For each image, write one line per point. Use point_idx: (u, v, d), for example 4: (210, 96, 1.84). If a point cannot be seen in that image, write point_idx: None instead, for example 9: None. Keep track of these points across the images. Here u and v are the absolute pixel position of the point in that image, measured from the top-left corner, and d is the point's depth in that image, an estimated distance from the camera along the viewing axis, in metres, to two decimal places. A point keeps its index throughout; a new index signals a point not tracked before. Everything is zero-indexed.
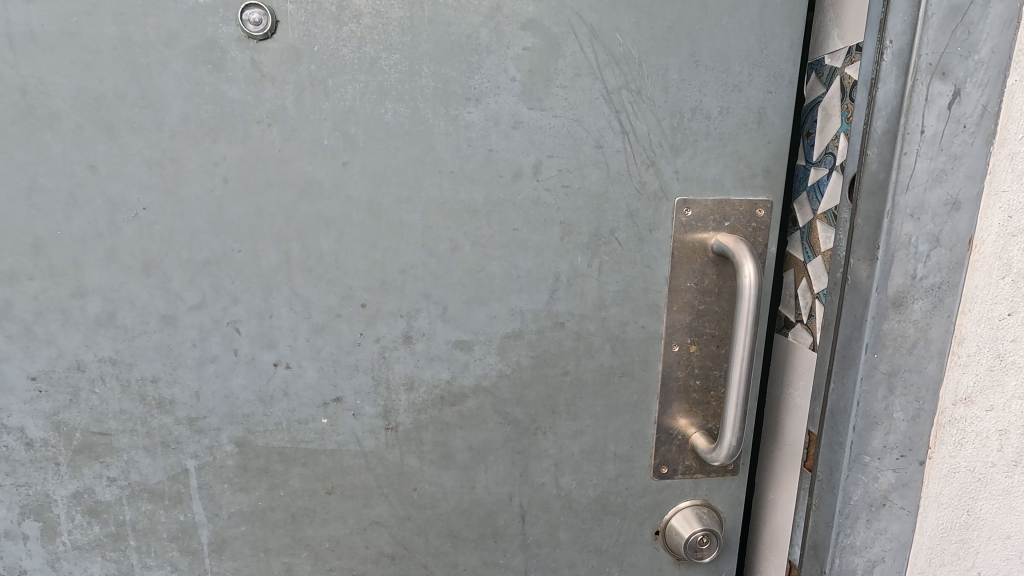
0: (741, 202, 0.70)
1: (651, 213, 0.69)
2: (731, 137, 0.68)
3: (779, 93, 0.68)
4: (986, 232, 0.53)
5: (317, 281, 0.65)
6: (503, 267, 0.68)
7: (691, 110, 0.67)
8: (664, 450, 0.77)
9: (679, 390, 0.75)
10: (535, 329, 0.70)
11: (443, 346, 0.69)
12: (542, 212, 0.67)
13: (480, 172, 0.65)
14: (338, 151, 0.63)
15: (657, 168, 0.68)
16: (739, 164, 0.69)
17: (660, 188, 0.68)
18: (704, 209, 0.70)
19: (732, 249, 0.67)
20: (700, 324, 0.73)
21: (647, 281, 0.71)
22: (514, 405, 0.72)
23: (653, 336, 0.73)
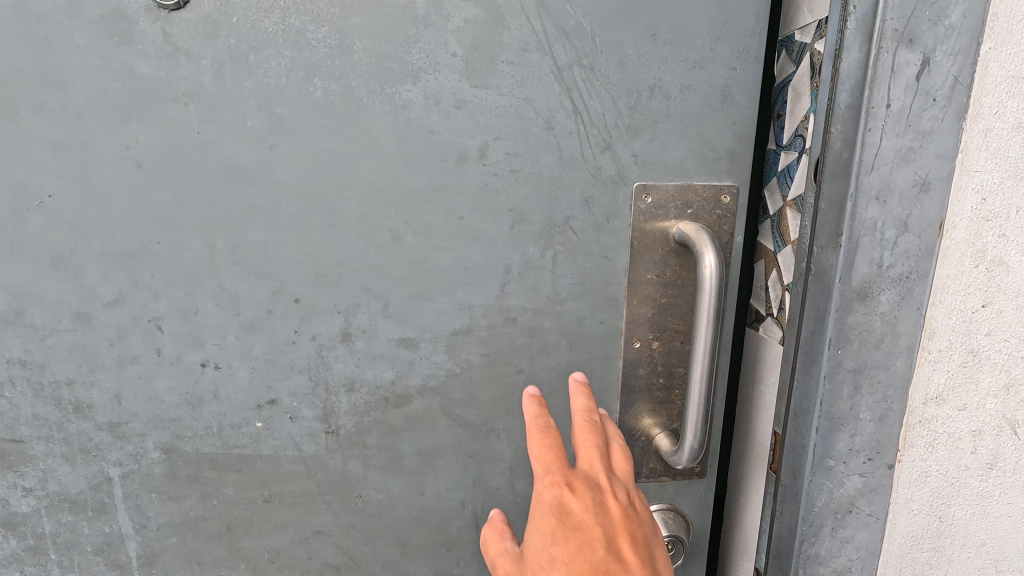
0: (704, 187, 0.66)
1: (608, 201, 0.64)
2: (692, 118, 0.64)
3: (745, 70, 0.63)
4: (957, 216, 0.49)
5: (246, 274, 0.61)
6: (449, 258, 0.63)
7: (649, 88, 0.62)
8: (627, 452, 0.72)
9: (642, 389, 0.71)
10: (485, 325, 0.66)
11: (385, 343, 0.65)
12: (490, 199, 0.62)
13: (421, 155, 0.60)
14: (264, 133, 0.58)
15: (613, 151, 0.63)
16: (702, 147, 0.65)
17: (617, 173, 0.64)
18: (665, 195, 0.65)
19: (693, 238, 0.62)
20: (663, 318, 0.69)
21: (605, 272, 0.66)
22: (465, 406, 0.68)
23: (613, 331, 0.68)
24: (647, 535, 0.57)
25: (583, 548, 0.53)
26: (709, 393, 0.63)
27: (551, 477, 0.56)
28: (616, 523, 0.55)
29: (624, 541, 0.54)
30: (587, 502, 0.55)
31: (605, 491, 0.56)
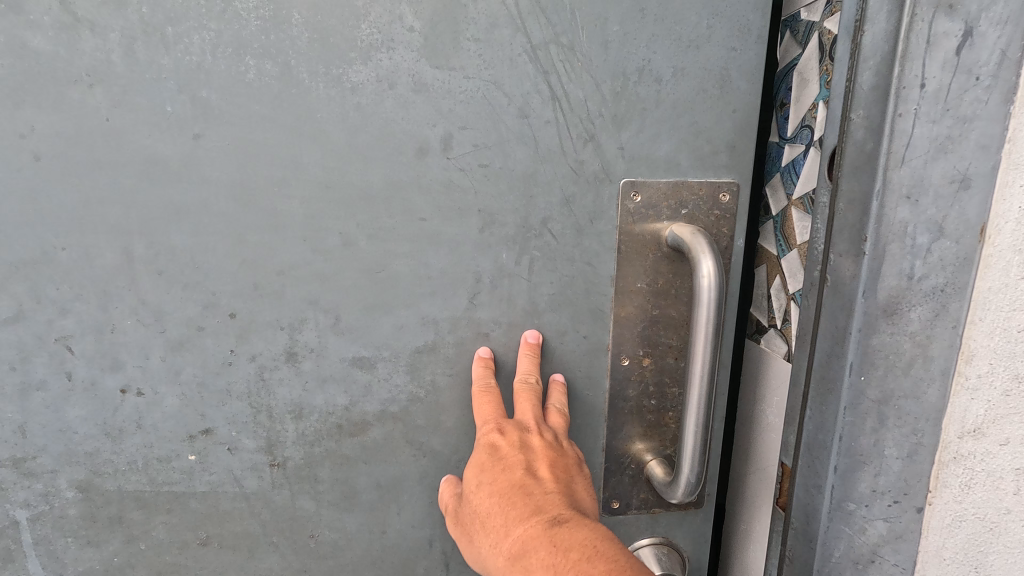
0: (701, 184, 0.58)
1: (592, 200, 0.56)
2: (687, 106, 0.56)
3: (745, 51, 0.55)
4: (1004, 216, 0.41)
5: (170, 286, 0.52)
6: (409, 266, 0.55)
7: (637, 71, 0.54)
8: (615, 483, 0.65)
9: (632, 412, 0.63)
10: (452, 342, 0.58)
11: (337, 364, 0.56)
12: (456, 198, 0.54)
13: (374, 147, 0.52)
14: (187, 121, 0.49)
15: (597, 144, 0.55)
16: (699, 138, 0.57)
17: (601, 169, 0.56)
18: (657, 193, 0.57)
19: (687, 242, 0.55)
20: (655, 334, 0.61)
21: (589, 281, 0.59)
22: (431, 433, 0.60)
23: (599, 347, 0.61)
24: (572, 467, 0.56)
25: (503, 471, 0.54)
26: (707, 421, 0.55)
27: (485, 421, 0.56)
28: (538, 452, 0.55)
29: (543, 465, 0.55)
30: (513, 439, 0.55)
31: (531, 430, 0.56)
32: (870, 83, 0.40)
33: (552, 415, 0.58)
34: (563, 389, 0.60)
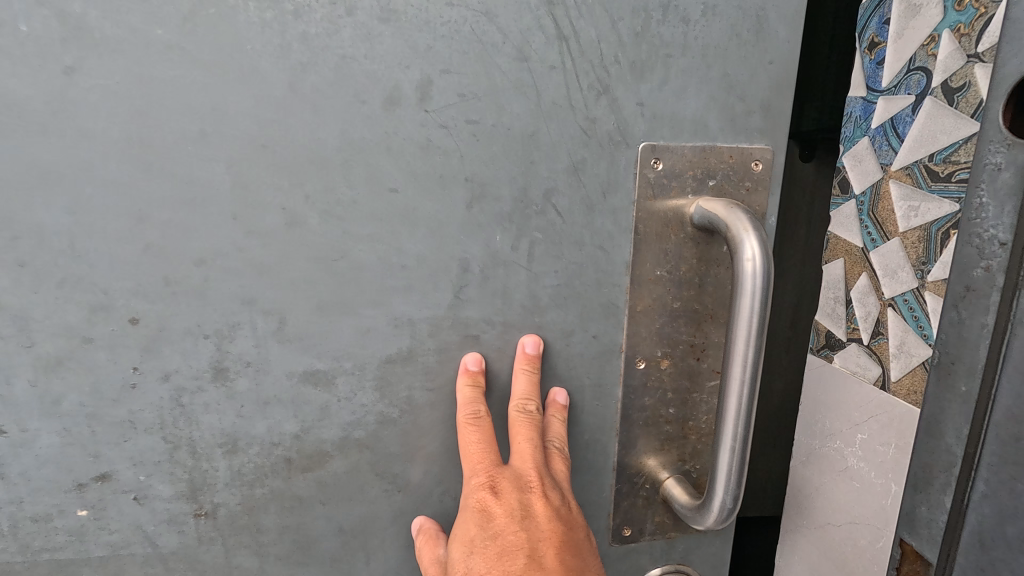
0: (731, 150, 0.48)
1: (605, 168, 0.46)
2: (718, 53, 0.46)
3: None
4: None
5: (41, 282, 0.38)
6: (376, 252, 0.43)
7: (661, 8, 0.44)
8: (627, 507, 0.55)
9: (647, 424, 0.53)
10: (432, 348, 0.46)
11: (283, 381, 0.43)
12: (435, 164, 0.42)
13: (326, 94, 0.39)
14: (54, 48, 0.35)
15: (612, 99, 0.44)
16: (729, 95, 0.47)
17: (616, 129, 0.45)
18: (681, 160, 0.47)
19: (722, 218, 0.45)
20: (676, 330, 0.51)
21: (600, 269, 0.48)
22: (406, 462, 0.48)
23: (610, 349, 0.50)
24: (575, 530, 0.47)
25: (502, 555, 0.46)
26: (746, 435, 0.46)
27: (475, 479, 0.46)
28: (542, 524, 0.46)
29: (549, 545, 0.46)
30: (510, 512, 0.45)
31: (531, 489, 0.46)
32: None
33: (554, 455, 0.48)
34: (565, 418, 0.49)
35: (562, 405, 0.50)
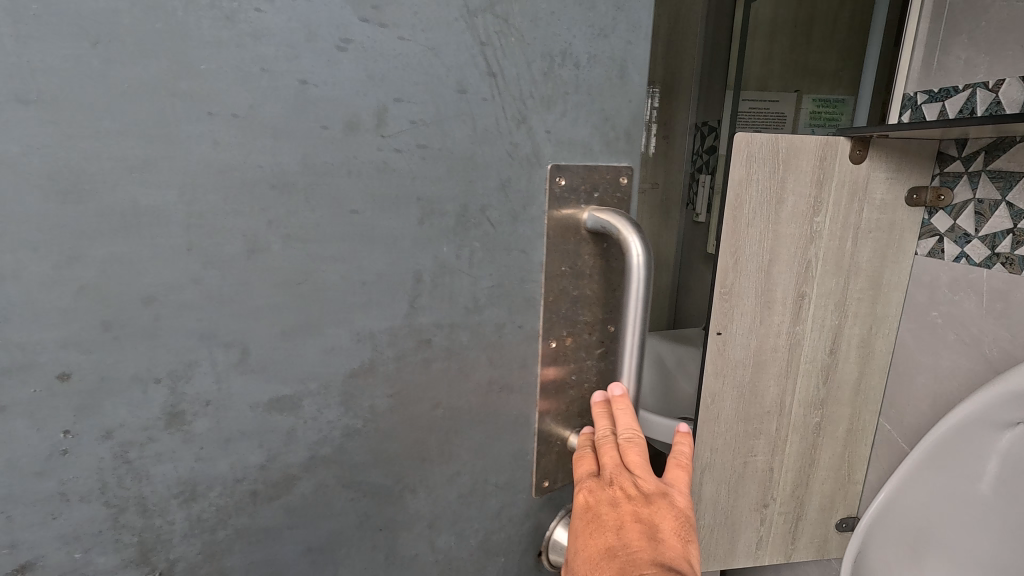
0: (606, 170, 0.55)
1: (527, 182, 0.51)
2: (597, 92, 0.52)
3: (637, 44, 0.53)
4: None
5: None
6: (339, 270, 0.43)
7: (560, 53, 0.49)
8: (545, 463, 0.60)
9: (553, 393, 0.57)
10: (392, 357, 0.47)
11: (245, 412, 0.42)
12: (391, 182, 0.44)
13: (286, 114, 0.38)
14: None
15: (529, 126, 0.49)
16: (604, 124, 0.53)
17: (533, 152, 0.50)
18: (576, 176, 0.53)
19: (613, 222, 0.50)
20: (577, 312, 0.57)
21: (522, 269, 0.52)
22: (370, 469, 0.49)
23: (530, 340, 0.55)
24: (656, 513, 0.50)
25: (596, 531, 0.49)
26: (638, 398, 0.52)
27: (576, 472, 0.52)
28: (624, 503, 0.49)
29: (630, 520, 0.49)
30: (599, 490, 0.50)
31: (614, 478, 0.50)
32: None
33: (631, 445, 0.50)
34: (632, 409, 0.51)
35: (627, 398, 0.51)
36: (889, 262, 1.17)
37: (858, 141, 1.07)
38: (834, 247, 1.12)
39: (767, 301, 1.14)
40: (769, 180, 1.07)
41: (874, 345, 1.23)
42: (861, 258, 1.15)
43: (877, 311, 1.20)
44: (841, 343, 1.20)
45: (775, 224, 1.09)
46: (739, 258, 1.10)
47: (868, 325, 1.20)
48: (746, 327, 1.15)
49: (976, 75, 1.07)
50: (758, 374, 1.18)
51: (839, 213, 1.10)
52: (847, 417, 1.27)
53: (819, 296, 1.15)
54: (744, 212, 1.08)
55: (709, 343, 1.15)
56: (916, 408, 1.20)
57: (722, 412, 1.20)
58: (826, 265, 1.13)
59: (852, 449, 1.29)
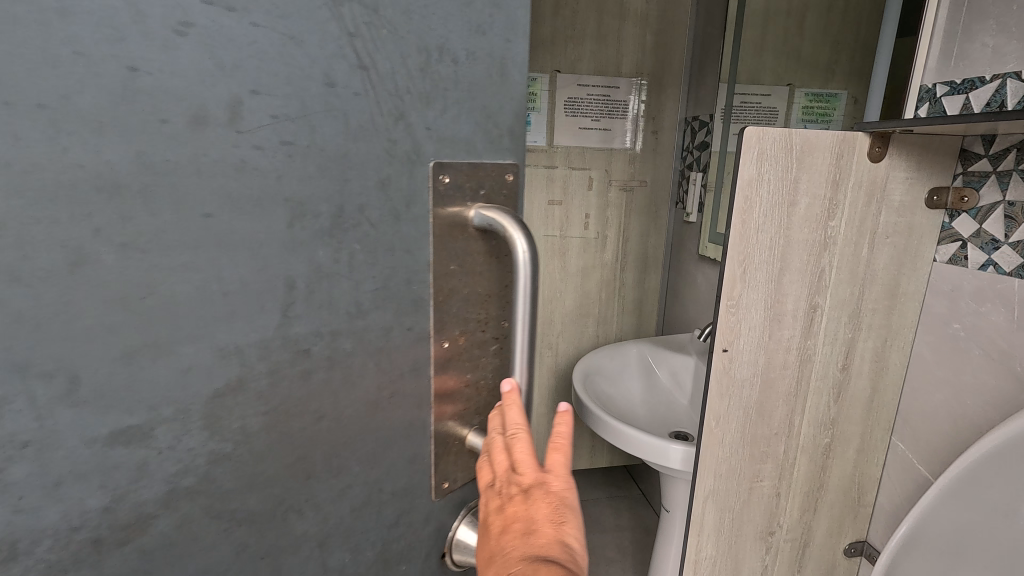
0: (492, 167, 0.52)
1: (410, 178, 0.45)
2: (478, 88, 0.48)
3: (517, 48, 0.50)
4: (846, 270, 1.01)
5: None
6: (191, 283, 0.35)
7: (438, 50, 0.44)
8: (444, 466, 0.55)
9: (449, 395, 0.54)
10: (263, 376, 0.40)
11: (63, 464, 0.32)
12: (253, 180, 0.36)
13: (105, 96, 0.30)
14: None
15: (410, 124, 0.44)
16: (488, 123, 0.50)
17: (414, 149, 0.45)
18: (461, 174, 0.49)
19: (497, 220, 0.49)
20: (468, 312, 0.53)
21: (407, 269, 0.47)
22: (240, 504, 0.41)
23: (422, 343, 0.50)
24: (545, 501, 0.43)
25: (485, 531, 0.45)
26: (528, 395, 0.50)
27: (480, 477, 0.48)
28: (513, 493, 0.44)
29: (519, 510, 0.43)
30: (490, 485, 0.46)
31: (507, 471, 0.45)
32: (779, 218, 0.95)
33: (518, 441, 0.47)
34: (520, 406, 0.48)
35: (516, 393, 0.48)
36: (906, 272, 1.05)
37: (877, 138, 0.96)
38: (849, 254, 1.01)
39: (776, 317, 1.03)
40: (784, 178, 0.95)
41: (888, 361, 1.11)
42: (877, 264, 1.03)
43: (892, 322, 1.08)
44: (853, 357, 1.08)
45: (786, 230, 0.98)
46: (747, 267, 0.99)
47: (883, 335, 1.08)
48: (755, 342, 1.03)
49: (1004, 64, 0.80)
50: (766, 395, 1.07)
51: (856, 213, 0.99)
52: (858, 434, 1.15)
53: (831, 309, 1.04)
54: (754, 214, 0.97)
55: (715, 363, 1.03)
56: (939, 426, 1.05)
57: (730, 427, 1.07)
58: (841, 272, 1.02)
59: (865, 459, 1.17)
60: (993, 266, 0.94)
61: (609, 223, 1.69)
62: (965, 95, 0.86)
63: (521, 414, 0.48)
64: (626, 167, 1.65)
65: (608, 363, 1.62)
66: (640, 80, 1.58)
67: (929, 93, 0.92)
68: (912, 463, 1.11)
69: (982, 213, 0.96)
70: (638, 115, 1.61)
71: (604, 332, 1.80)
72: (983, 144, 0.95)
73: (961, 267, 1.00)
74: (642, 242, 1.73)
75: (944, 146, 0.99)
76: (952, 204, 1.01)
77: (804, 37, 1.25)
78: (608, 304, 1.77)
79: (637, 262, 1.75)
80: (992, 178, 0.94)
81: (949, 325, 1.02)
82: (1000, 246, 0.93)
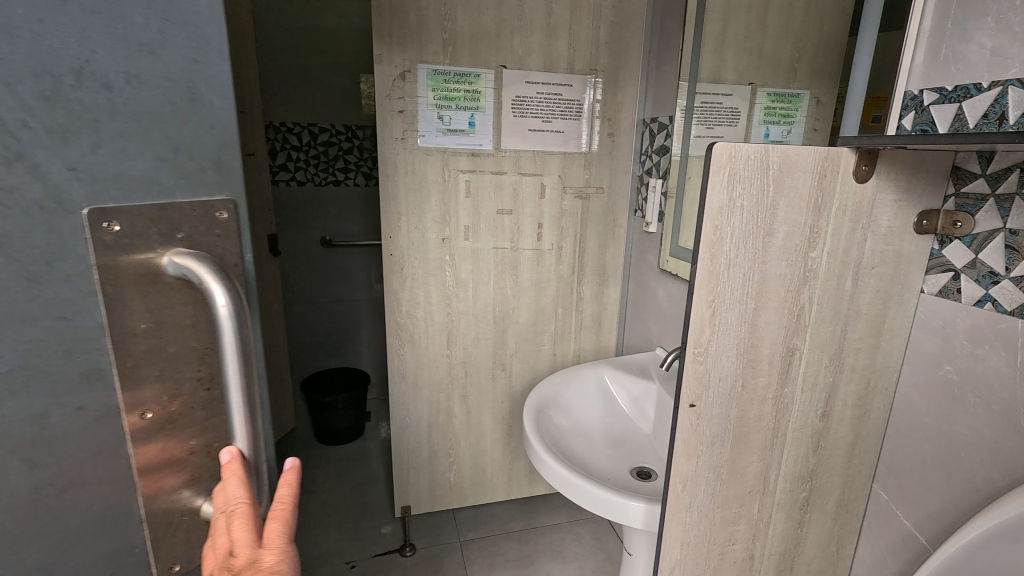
0: (191, 204, 0.36)
1: (42, 239, 0.30)
2: (164, 116, 0.34)
3: (214, 64, 0.36)
4: (830, 309, 0.73)
5: None
6: None
7: (72, 71, 0.30)
8: (171, 549, 0.38)
9: (163, 471, 0.37)
10: None
11: None
12: None
13: None
14: None
15: (33, 167, 0.29)
16: (177, 157, 0.35)
17: (48, 197, 0.30)
18: (140, 220, 0.33)
19: (191, 270, 0.34)
20: (178, 370, 0.37)
21: (77, 359, 0.32)
22: None
23: (106, 450, 0.34)
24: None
25: None
26: (260, 460, 0.38)
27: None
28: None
29: None
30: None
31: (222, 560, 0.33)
32: (735, 247, 0.66)
33: (235, 519, 0.35)
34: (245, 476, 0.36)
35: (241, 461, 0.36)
36: (892, 307, 0.76)
37: (864, 152, 0.67)
38: (832, 288, 0.72)
39: (751, 364, 0.72)
40: (758, 204, 0.65)
41: (872, 402, 0.81)
42: (864, 299, 0.74)
43: (877, 363, 0.79)
44: (836, 400, 0.79)
45: (762, 262, 0.68)
46: (717, 308, 0.68)
47: (865, 381, 0.79)
48: (727, 392, 0.73)
49: (1007, 70, 0.65)
50: (738, 451, 0.77)
51: (839, 242, 0.70)
52: (839, 486, 0.85)
53: (812, 350, 0.75)
54: (725, 250, 0.66)
55: (678, 422, 0.72)
56: (922, 495, 0.78)
57: (699, 489, 0.77)
58: (823, 309, 0.73)
59: (842, 523, 0.88)
60: (992, 303, 0.68)
61: (565, 234, 1.56)
62: (959, 103, 0.70)
63: (246, 485, 0.36)
64: (582, 171, 1.52)
65: (564, 391, 1.37)
66: (595, 77, 1.45)
67: (915, 100, 0.76)
68: (893, 511, 0.83)
69: (977, 241, 0.69)
70: (594, 115, 1.48)
71: (561, 350, 1.69)
72: (979, 160, 0.68)
73: (952, 302, 0.73)
74: (600, 253, 1.61)
75: (936, 154, 0.70)
76: (942, 229, 0.73)
77: (767, 33, 1.10)
78: (565, 320, 1.66)
79: (596, 272, 1.63)
80: (989, 202, 0.68)
81: (940, 365, 0.74)
82: (1001, 281, 0.67)
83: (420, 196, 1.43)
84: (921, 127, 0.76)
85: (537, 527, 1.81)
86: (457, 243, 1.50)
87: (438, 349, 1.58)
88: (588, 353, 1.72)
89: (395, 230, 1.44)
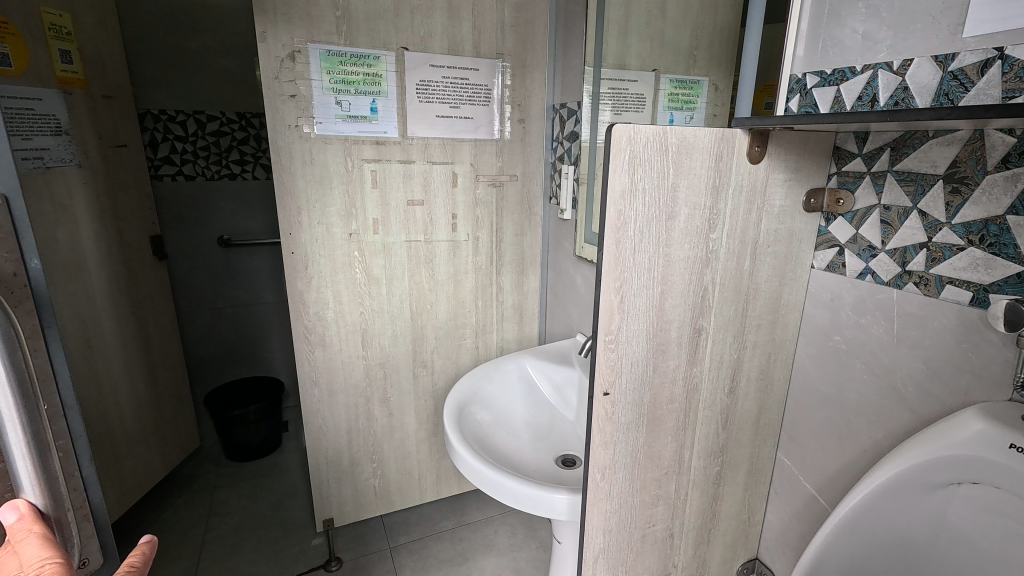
0: None
1: None
2: None
3: None
4: (730, 289, 0.75)
5: None
6: None
7: None
8: None
9: None
10: None
11: None
12: None
13: None
14: None
15: None
16: None
17: None
18: None
19: None
20: None
21: None
22: None
23: None
24: None
25: None
26: (56, 511, 0.46)
27: None
28: None
29: None
30: None
31: None
32: (637, 233, 0.65)
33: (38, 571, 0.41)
34: (42, 531, 0.43)
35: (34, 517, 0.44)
36: (787, 284, 0.79)
37: (756, 133, 0.68)
38: (733, 267, 0.74)
39: (660, 348, 0.72)
40: (660, 188, 0.64)
41: (773, 376, 0.85)
42: (761, 276, 0.77)
43: (776, 337, 0.82)
44: (740, 376, 0.82)
45: (665, 245, 0.67)
46: (625, 294, 0.67)
47: (765, 356, 0.83)
48: (639, 377, 0.72)
49: (875, 55, 0.69)
50: (653, 435, 0.77)
51: (737, 224, 0.71)
52: (747, 458, 0.88)
53: (716, 329, 0.76)
54: (629, 234, 0.65)
55: (593, 412, 0.71)
56: (818, 459, 0.83)
57: (618, 476, 0.76)
58: (724, 289, 0.74)
59: (752, 491, 0.92)
60: (872, 275, 0.72)
61: (480, 225, 1.52)
62: (837, 87, 0.74)
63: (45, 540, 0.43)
64: (494, 159, 1.48)
65: (487, 387, 1.34)
66: (502, 62, 1.41)
67: (799, 83, 0.80)
68: (796, 476, 0.88)
69: (857, 217, 0.74)
70: (504, 101, 1.44)
71: (483, 343, 1.66)
72: (856, 140, 0.72)
73: (839, 275, 0.77)
74: (518, 243, 1.58)
75: (820, 134, 0.74)
76: (827, 207, 0.77)
77: (666, 19, 1.11)
78: (485, 312, 1.62)
79: (514, 261, 1.60)
80: (866, 179, 0.72)
81: (830, 335, 0.79)
82: (879, 253, 0.71)
83: (321, 188, 1.33)
84: (806, 109, 0.80)
85: (468, 524, 1.78)
86: (366, 238, 1.41)
87: (352, 351, 1.49)
88: (511, 344, 1.70)
89: (296, 225, 1.33)
